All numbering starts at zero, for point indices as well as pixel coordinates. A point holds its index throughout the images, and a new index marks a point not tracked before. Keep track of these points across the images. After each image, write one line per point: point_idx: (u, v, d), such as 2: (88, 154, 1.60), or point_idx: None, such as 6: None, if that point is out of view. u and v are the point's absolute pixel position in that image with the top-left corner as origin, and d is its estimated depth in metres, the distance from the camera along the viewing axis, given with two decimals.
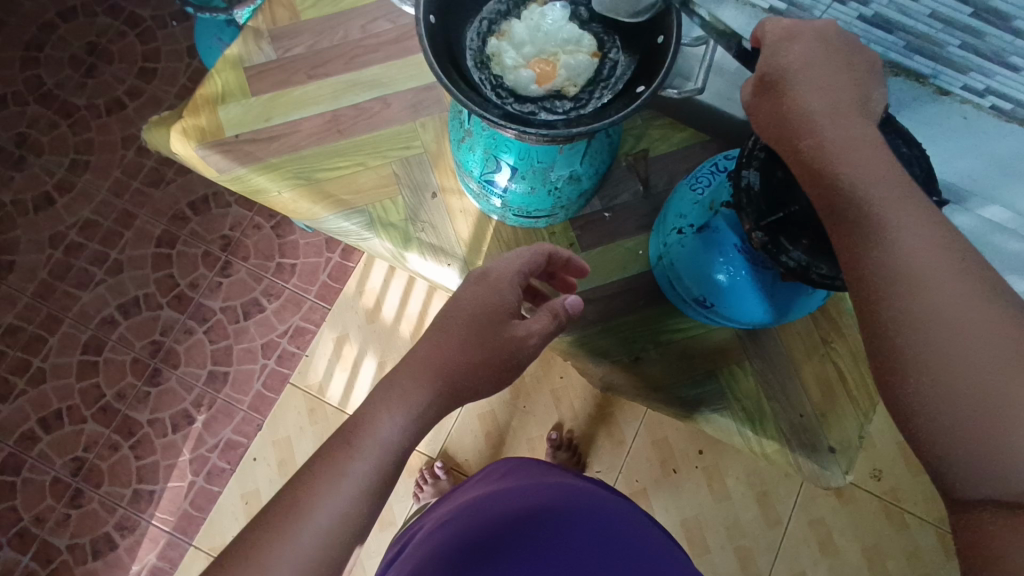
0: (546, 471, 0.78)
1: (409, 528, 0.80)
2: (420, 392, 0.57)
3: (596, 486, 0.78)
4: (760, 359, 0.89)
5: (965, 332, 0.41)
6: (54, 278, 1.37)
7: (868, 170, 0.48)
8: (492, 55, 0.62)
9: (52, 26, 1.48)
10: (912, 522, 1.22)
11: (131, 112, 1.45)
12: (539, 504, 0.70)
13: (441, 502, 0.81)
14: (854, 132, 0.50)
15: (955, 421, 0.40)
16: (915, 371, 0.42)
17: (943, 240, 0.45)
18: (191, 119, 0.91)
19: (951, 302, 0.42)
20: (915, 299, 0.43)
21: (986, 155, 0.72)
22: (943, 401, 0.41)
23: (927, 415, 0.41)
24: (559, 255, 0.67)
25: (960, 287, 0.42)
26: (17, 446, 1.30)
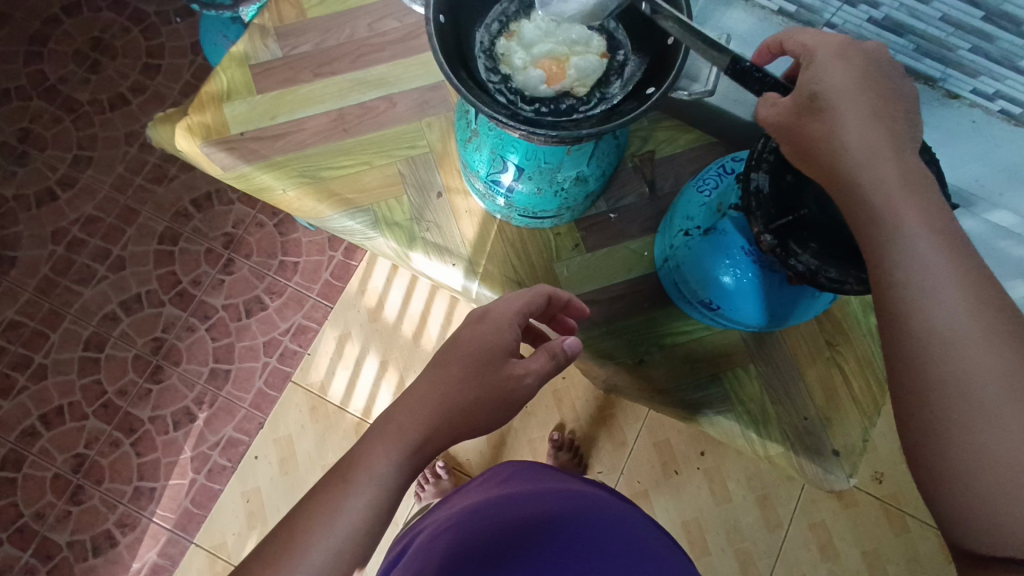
0: (546, 477, 0.78)
1: (410, 531, 0.80)
2: (426, 409, 0.57)
3: (597, 491, 0.78)
4: (765, 363, 0.89)
5: (998, 399, 0.40)
6: (56, 274, 1.37)
7: (906, 215, 0.46)
8: (502, 56, 0.61)
9: (57, 21, 1.48)
10: (913, 526, 1.22)
11: (134, 108, 1.44)
12: (541, 510, 0.70)
13: (442, 505, 0.81)
14: (892, 167, 0.47)
15: (961, 467, 0.40)
16: (941, 434, 0.41)
17: (983, 294, 0.43)
18: (195, 116, 0.91)
19: (985, 367, 0.41)
20: (948, 361, 0.42)
21: (994, 160, 0.72)
22: (959, 455, 0.40)
23: (935, 454, 0.41)
24: (559, 297, 0.66)
25: (988, 336, 0.42)
26: (18, 443, 1.30)
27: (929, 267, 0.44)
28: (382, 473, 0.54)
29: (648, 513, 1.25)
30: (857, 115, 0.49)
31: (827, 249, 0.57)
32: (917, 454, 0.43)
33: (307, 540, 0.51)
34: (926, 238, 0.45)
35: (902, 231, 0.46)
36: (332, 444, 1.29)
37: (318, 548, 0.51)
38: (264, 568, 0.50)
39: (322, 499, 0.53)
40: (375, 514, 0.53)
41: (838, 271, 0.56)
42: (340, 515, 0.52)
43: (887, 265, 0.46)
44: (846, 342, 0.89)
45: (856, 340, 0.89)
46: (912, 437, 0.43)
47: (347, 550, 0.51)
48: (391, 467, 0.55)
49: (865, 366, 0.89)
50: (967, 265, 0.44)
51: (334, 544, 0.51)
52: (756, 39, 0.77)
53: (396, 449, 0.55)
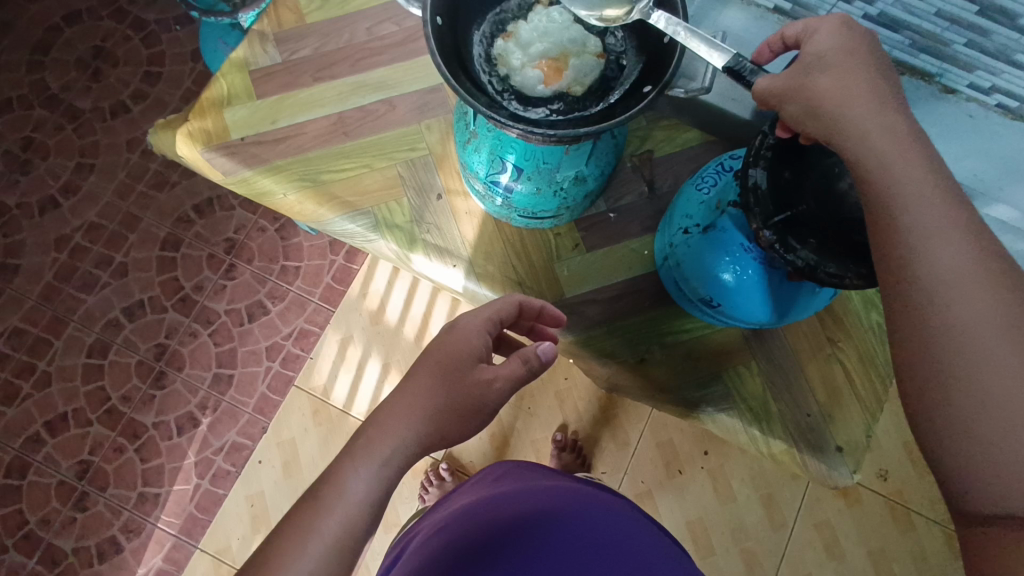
0: (538, 474, 0.79)
1: (408, 532, 0.80)
2: (412, 414, 0.58)
3: (590, 487, 0.78)
4: (766, 360, 0.88)
5: (1000, 352, 0.42)
6: (60, 281, 1.37)
7: (903, 175, 0.48)
8: (498, 57, 0.61)
9: (58, 30, 1.49)
10: (919, 523, 1.22)
11: (136, 115, 1.45)
12: (537, 507, 0.70)
13: (437, 506, 0.81)
14: (890, 142, 0.49)
15: (978, 436, 0.42)
16: (955, 403, 0.43)
17: (986, 252, 0.46)
18: (196, 122, 0.92)
19: (991, 321, 0.43)
20: (955, 316, 0.44)
21: (993, 155, 0.72)
22: (977, 423, 0.42)
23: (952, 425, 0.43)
24: (530, 305, 0.67)
25: (994, 301, 0.44)
26: (22, 449, 1.31)
27: (927, 224, 0.47)
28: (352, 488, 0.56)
29: (653, 514, 1.25)
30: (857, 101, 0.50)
31: (826, 244, 0.57)
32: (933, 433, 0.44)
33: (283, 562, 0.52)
34: (924, 198, 0.47)
35: (903, 198, 0.48)
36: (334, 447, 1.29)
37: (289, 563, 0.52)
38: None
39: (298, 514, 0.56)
40: (353, 527, 0.55)
41: (837, 266, 0.56)
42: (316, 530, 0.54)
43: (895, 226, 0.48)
44: (847, 337, 0.89)
45: (856, 334, 0.89)
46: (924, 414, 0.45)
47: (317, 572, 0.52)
48: (372, 477, 0.56)
49: (867, 361, 0.89)
50: (971, 233, 0.46)
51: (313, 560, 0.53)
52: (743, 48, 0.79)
53: (377, 460, 0.57)
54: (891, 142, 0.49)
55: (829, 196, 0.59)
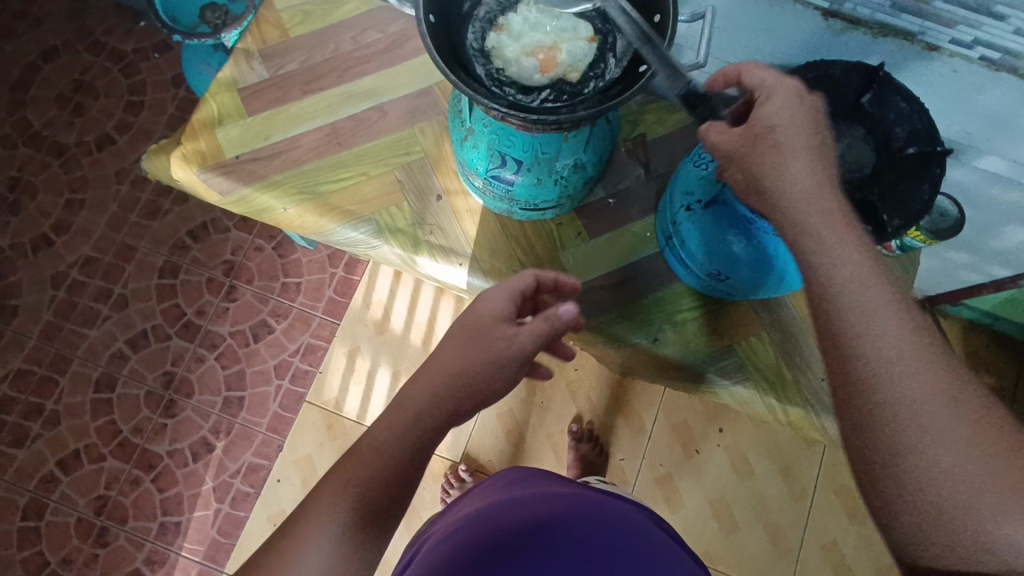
0: (551, 481, 0.76)
1: (416, 540, 0.74)
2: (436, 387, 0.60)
3: (605, 495, 0.75)
4: (777, 330, 0.89)
5: (941, 426, 0.43)
6: (60, 318, 1.37)
7: (832, 253, 0.50)
8: (492, 50, 0.61)
9: (36, 67, 1.49)
10: None
11: (122, 145, 1.45)
12: (557, 510, 0.67)
13: (446, 515, 0.76)
14: (821, 196, 0.52)
15: (927, 511, 0.42)
16: (902, 478, 0.43)
17: (909, 321, 0.47)
18: (189, 144, 0.92)
19: (928, 392, 0.44)
20: (890, 391, 0.44)
21: (981, 110, 0.74)
22: (929, 498, 0.42)
23: (906, 500, 0.43)
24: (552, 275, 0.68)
25: (925, 369, 0.44)
26: (37, 491, 1.29)
27: (856, 300, 0.48)
28: (370, 463, 0.56)
29: (674, 495, 1.26)
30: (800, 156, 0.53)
31: None
32: (885, 507, 0.44)
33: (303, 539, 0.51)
34: (851, 277, 0.49)
35: (826, 265, 0.50)
36: None
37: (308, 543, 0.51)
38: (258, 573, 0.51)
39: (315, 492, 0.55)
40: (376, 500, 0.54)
41: None
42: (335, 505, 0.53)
43: (823, 293, 0.49)
44: None
45: None
46: (878, 491, 0.45)
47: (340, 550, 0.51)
48: (394, 453, 0.56)
49: None
50: (893, 302, 0.47)
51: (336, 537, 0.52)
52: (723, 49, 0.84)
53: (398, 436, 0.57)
54: (807, 191, 0.53)
55: None
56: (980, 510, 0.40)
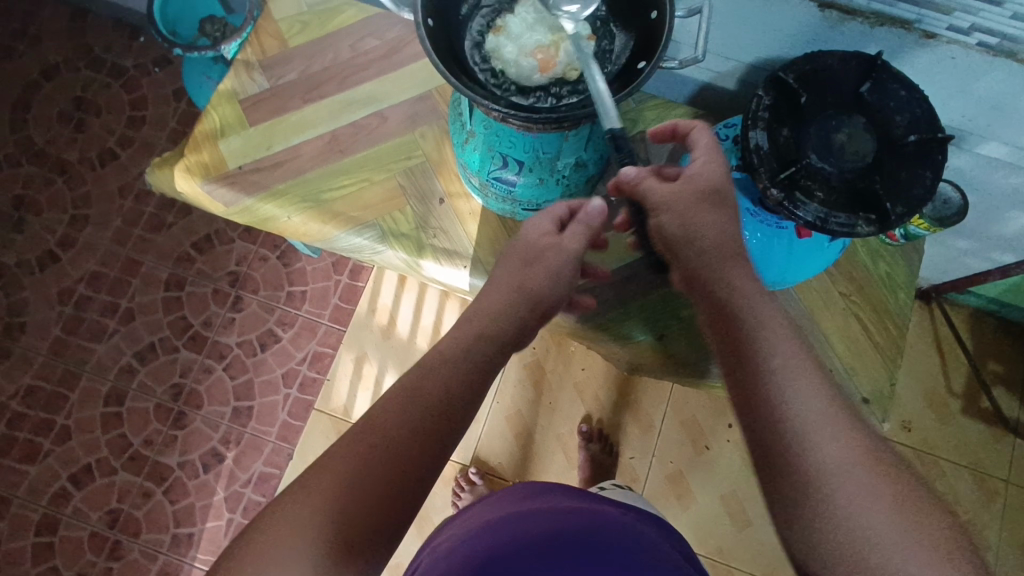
0: (545, 496, 0.74)
1: (424, 549, 0.71)
2: (450, 377, 0.58)
3: (606, 509, 0.73)
4: None
5: (847, 470, 0.49)
6: (68, 334, 1.38)
7: (748, 311, 0.57)
8: (492, 52, 0.60)
9: (38, 86, 1.50)
10: (947, 468, 1.29)
11: (125, 161, 1.46)
12: (585, 524, 0.67)
13: (452, 524, 0.74)
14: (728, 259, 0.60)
15: (837, 548, 0.48)
16: (818, 518, 0.49)
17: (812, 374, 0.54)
18: (193, 157, 0.92)
19: (834, 439, 0.51)
20: (805, 437, 0.51)
21: (980, 96, 0.75)
22: (837, 536, 0.48)
23: (820, 538, 0.49)
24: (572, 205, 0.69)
25: (830, 419, 0.52)
26: (50, 506, 1.30)
27: (772, 354, 0.55)
28: (373, 450, 0.53)
29: (687, 492, 1.26)
30: (719, 215, 0.60)
31: (833, 197, 0.58)
32: (803, 545, 0.50)
33: (293, 522, 0.49)
34: (766, 333, 0.56)
35: (738, 320, 0.57)
36: None
37: (298, 527, 0.49)
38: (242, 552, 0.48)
39: (312, 467, 0.52)
40: (373, 497, 0.51)
41: (846, 215, 0.57)
42: (331, 491, 0.50)
43: (745, 345, 0.56)
44: (861, 291, 0.90)
45: (870, 288, 0.90)
46: (797, 530, 0.50)
47: (330, 543, 0.49)
48: (399, 446, 0.53)
49: (880, 312, 0.89)
50: (800, 357, 0.55)
51: (328, 529, 0.49)
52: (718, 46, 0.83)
53: (407, 422, 0.55)
54: (718, 251, 0.60)
55: (831, 147, 0.59)
56: (877, 545, 0.47)
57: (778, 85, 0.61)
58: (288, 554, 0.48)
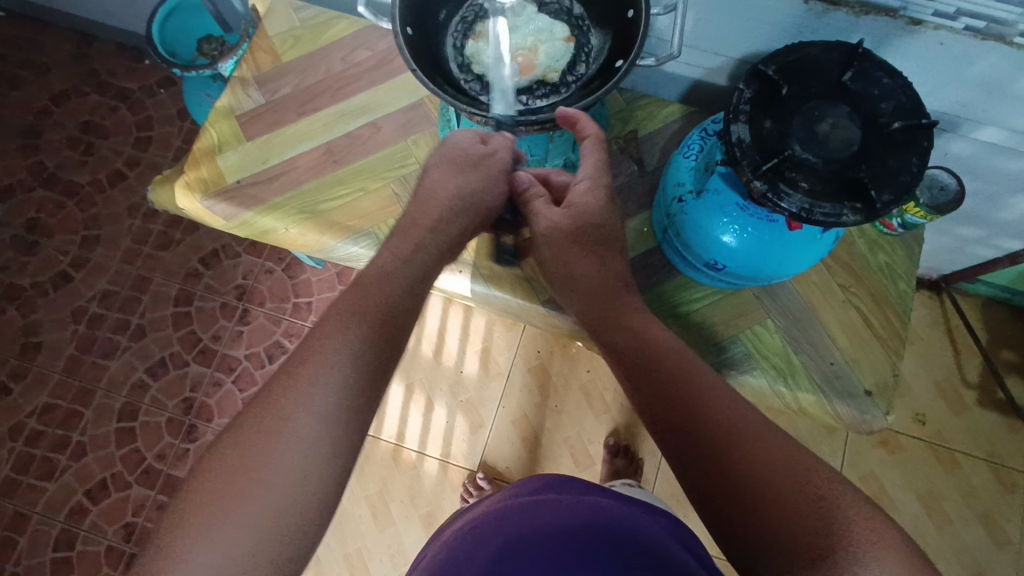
0: (548, 490, 0.70)
1: (423, 552, 0.71)
2: (368, 331, 0.56)
3: (611, 504, 0.68)
4: (783, 316, 0.88)
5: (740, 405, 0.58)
6: (81, 352, 1.40)
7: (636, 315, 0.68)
8: (472, 58, 0.62)
9: (47, 112, 1.54)
10: (963, 461, 1.26)
11: (133, 181, 1.49)
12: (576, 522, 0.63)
13: (453, 521, 0.74)
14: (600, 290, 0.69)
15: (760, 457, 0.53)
16: (735, 438, 0.55)
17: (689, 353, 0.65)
18: (192, 173, 0.94)
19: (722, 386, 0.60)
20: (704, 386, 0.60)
21: (973, 79, 0.73)
22: (757, 448, 0.54)
23: (742, 453, 0.53)
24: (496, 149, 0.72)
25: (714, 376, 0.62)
26: (68, 522, 1.32)
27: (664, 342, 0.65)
28: (292, 411, 0.51)
29: None
30: (593, 259, 0.69)
31: (818, 186, 0.58)
32: (729, 465, 0.53)
33: (213, 491, 0.48)
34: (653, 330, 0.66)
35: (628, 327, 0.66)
36: (371, 474, 1.31)
37: (219, 495, 0.47)
38: (165, 526, 0.47)
39: (229, 433, 0.51)
40: (296, 458, 0.49)
41: (831, 204, 0.57)
42: (252, 455, 0.49)
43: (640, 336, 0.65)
44: (858, 282, 0.89)
45: (868, 278, 0.89)
46: (720, 454, 0.54)
47: (255, 508, 0.47)
48: (323, 406, 0.51)
49: (880, 303, 0.89)
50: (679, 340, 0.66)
51: (253, 494, 0.47)
52: (705, 41, 0.83)
53: (327, 381, 0.53)
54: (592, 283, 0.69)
55: (814, 138, 0.58)
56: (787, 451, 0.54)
57: (759, 78, 0.60)
58: (212, 521, 0.46)
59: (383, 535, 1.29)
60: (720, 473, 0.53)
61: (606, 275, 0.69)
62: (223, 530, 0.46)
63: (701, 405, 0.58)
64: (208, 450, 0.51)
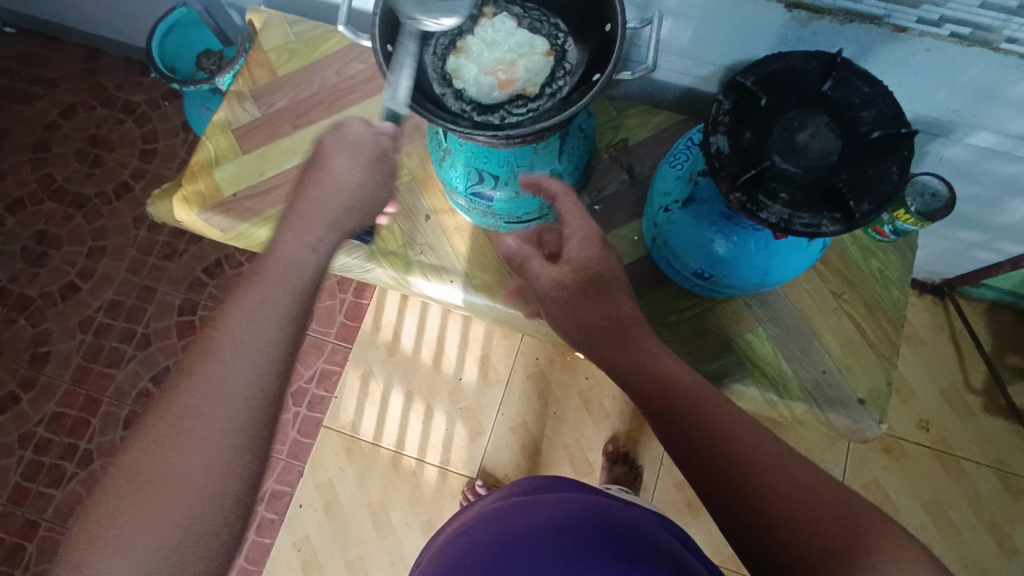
0: (541, 490, 0.74)
1: (419, 563, 0.72)
2: (268, 318, 0.57)
3: (608, 503, 0.71)
4: (774, 324, 0.87)
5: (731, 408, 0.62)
6: (89, 361, 1.43)
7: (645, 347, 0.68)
8: (452, 73, 0.62)
9: (56, 126, 1.58)
10: (969, 468, 1.24)
11: (138, 193, 1.52)
12: (560, 512, 0.67)
13: (455, 526, 0.78)
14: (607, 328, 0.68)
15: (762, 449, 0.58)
16: (736, 434, 0.59)
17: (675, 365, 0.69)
18: (190, 186, 0.96)
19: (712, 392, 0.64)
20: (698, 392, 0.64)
21: (962, 85, 0.73)
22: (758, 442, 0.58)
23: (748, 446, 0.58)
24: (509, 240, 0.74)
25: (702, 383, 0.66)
26: None
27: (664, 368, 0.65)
28: (199, 413, 0.51)
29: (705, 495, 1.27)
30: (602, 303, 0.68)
31: (799, 196, 0.58)
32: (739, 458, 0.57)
33: (123, 504, 0.48)
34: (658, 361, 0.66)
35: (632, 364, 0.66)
36: (371, 481, 1.32)
37: (132, 507, 0.47)
38: (75, 550, 0.46)
39: (133, 447, 0.51)
40: (210, 456, 0.50)
41: (810, 216, 0.57)
42: (162, 463, 0.49)
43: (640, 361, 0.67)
44: (851, 289, 0.89)
45: (861, 285, 0.89)
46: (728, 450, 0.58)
47: (174, 510, 0.48)
48: (224, 391, 0.53)
49: (872, 309, 0.88)
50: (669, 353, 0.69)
51: (169, 498, 0.48)
52: (692, 50, 0.84)
53: (232, 378, 0.53)
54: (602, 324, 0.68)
55: (793, 148, 0.58)
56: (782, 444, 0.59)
57: (737, 88, 0.60)
58: (119, 514, 0.47)
59: (384, 543, 1.29)
60: (735, 465, 0.57)
61: (613, 312, 0.68)
62: (129, 521, 0.47)
63: (699, 409, 0.61)
64: (111, 467, 0.50)
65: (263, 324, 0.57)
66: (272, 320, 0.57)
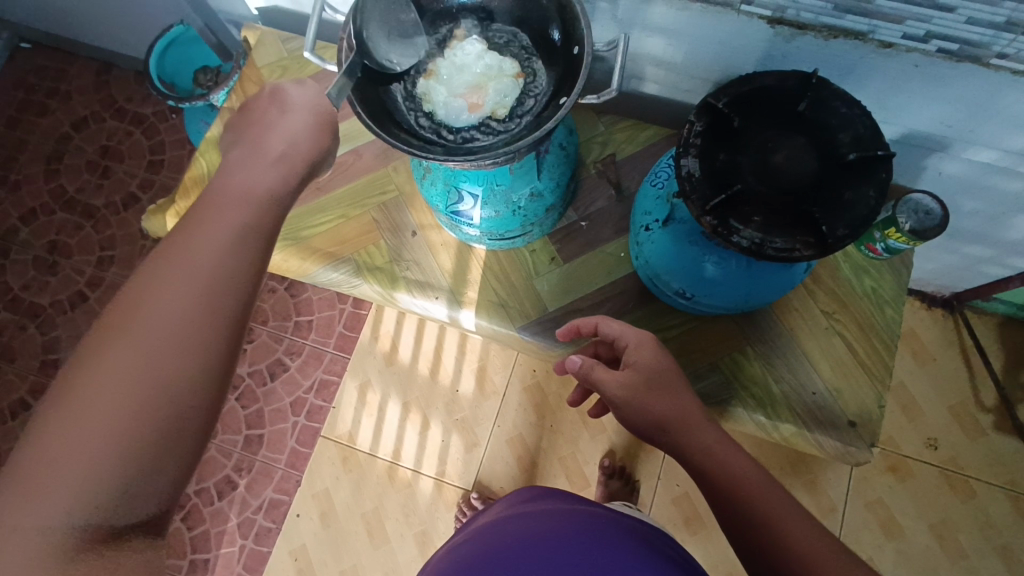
0: (541, 499, 0.75)
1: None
2: (240, 241, 0.55)
3: (602, 509, 0.73)
4: (763, 344, 0.86)
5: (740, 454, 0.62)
6: None
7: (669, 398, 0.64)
8: (422, 96, 0.62)
9: (68, 137, 1.62)
10: (980, 490, 1.20)
11: (145, 203, 1.55)
12: (548, 519, 0.68)
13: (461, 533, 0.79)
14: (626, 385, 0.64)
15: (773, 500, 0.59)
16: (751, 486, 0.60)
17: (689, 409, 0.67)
18: (183, 202, 0.98)
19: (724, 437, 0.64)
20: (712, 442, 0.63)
21: (954, 101, 0.71)
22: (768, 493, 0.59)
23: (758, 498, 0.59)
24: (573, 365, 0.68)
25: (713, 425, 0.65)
26: None
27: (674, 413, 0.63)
28: (121, 388, 0.47)
29: (704, 512, 1.25)
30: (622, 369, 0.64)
31: (771, 220, 0.57)
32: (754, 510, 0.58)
33: (36, 481, 0.44)
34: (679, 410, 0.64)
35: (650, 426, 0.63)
36: (368, 491, 1.33)
37: (76, 437, 0.45)
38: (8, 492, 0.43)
39: (49, 407, 0.46)
40: (144, 421, 0.47)
41: (783, 240, 0.56)
42: (87, 426, 0.45)
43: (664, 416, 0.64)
44: (844, 309, 0.87)
45: (853, 305, 0.87)
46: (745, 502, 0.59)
47: (133, 425, 0.46)
48: (193, 313, 0.50)
49: (866, 331, 0.86)
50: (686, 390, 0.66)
51: (128, 413, 0.46)
52: (678, 66, 0.82)
53: (185, 311, 0.50)
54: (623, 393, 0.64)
55: None
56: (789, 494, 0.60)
57: (709, 110, 0.59)
58: (74, 425, 0.45)
59: (378, 553, 1.29)
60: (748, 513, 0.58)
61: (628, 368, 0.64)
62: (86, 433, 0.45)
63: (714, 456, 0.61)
64: (18, 441, 0.45)
65: (206, 271, 0.52)
66: (215, 268, 0.52)
